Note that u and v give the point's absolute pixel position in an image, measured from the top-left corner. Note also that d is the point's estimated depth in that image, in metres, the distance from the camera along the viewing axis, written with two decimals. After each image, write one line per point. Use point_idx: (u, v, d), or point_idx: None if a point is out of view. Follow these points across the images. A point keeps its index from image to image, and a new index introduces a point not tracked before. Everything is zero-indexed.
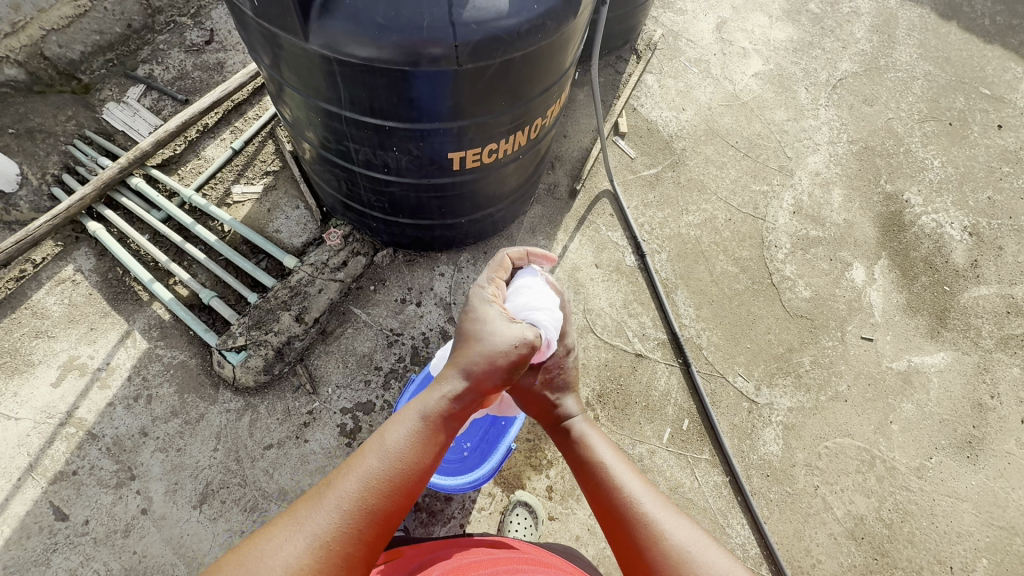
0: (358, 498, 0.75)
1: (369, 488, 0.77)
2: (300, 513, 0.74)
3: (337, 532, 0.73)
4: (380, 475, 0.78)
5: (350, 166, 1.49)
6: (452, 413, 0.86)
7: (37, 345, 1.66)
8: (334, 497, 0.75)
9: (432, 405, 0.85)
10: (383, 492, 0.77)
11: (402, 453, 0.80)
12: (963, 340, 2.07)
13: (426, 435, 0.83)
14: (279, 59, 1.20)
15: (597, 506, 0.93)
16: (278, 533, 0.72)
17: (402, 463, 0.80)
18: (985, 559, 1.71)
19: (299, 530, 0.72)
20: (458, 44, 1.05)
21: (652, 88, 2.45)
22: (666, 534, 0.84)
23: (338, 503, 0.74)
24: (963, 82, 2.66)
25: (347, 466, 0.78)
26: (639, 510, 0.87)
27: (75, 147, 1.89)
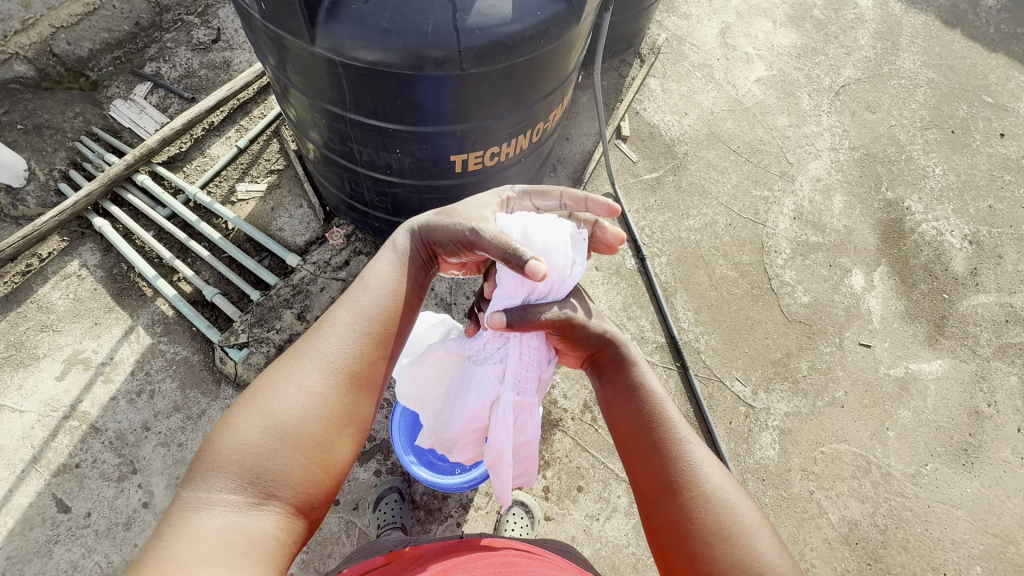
0: (319, 381, 0.73)
1: (328, 371, 0.74)
2: (255, 400, 0.70)
3: (301, 415, 0.70)
4: (337, 358, 0.76)
5: (353, 167, 1.51)
6: (400, 297, 0.86)
7: (42, 339, 1.68)
8: (292, 382, 0.72)
9: (376, 289, 0.85)
10: (347, 377, 0.75)
11: (358, 335, 0.79)
12: (961, 348, 2.08)
13: (379, 317, 0.82)
14: (285, 61, 1.22)
15: (629, 432, 0.85)
16: (237, 420, 0.68)
17: (358, 345, 0.78)
18: (979, 566, 1.72)
19: (260, 414, 0.68)
20: (462, 50, 1.06)
21: (655, 92, 2.46)
22: (702, 478, 0.77)
23: (299, 386, 0.72)
24: (966, 90, 2.67)
25: (297, 349, 0.76)
26: (679, 448, 0.80)
27: (82, 143, 1.91)
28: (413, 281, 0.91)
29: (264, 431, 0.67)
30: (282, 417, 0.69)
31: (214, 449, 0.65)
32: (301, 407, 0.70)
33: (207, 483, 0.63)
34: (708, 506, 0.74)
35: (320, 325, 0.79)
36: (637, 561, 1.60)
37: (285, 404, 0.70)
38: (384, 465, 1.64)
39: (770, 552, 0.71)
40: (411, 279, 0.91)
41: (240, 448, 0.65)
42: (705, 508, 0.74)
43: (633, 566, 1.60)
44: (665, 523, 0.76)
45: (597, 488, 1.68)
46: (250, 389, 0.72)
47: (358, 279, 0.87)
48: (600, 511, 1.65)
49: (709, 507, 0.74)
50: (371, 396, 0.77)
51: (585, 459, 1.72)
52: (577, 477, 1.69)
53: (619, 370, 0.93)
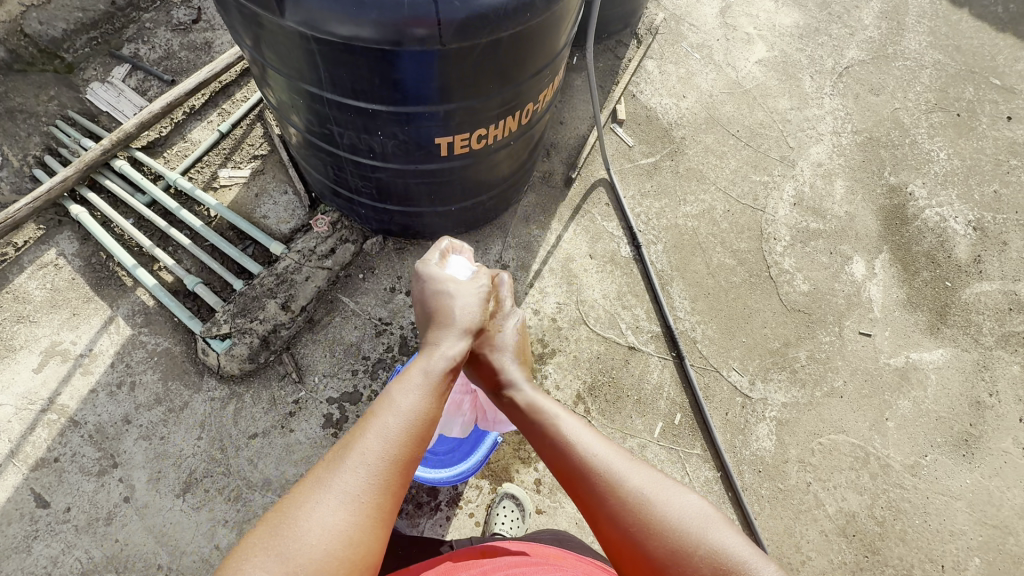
0: (339, 518, 0.63)
1: (352, 504, 0.65)
2: (271, 541, 0.60)
3: (324, 557, 0.59)
4: (360, 488, 0.66)
5: (335, 150, 1.44)
6: (425, 418, 0.77)
7: (19, 330, 1.63)
8: (312, 514, 0.62)
9: (405, 409, 0.76)
10: (368, 510, 0.66)
11: (380, 462, 0.69)
12: (963, 337, 2.03)
13: (404, 441, 0.73)
14: (257, 37, 1.15)
15: (551, 470, 0.82)
16: (247, 564, 0.58)
17: (382, 477, 0.68)
18: (978, 558, 1.70)
19: (278, 558, 0.58)
20: (442, 22, 1.00)
21: (652, 74, 2.39)
22: (621, 479, 0.74)
23: (321, 524, 0.62)
24: (972, 72, 2.59)
25: (315, 482, 0.66)
26: (590, 463, 0.77)
27: (57, 128, 1.84)
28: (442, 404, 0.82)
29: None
30: (300, 561, 0.58)
31: None
32: (321, 548, 0.60)
33: None
34: (637, 506, 0.71)
35: (338, 453, 0.69)
36: None
37: (306, 540, 0.60)
38: None
39: (716, 535, 0.67)
40: (437, 404, 0.81)
41: None
42: (636, 508, 0.71)
43: None
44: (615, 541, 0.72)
45: None
46: (266, 524, 0.62)
47: (381, 402, 0.77)
48: None
49: (638, 507, 0.71)
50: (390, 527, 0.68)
51: None
52: None
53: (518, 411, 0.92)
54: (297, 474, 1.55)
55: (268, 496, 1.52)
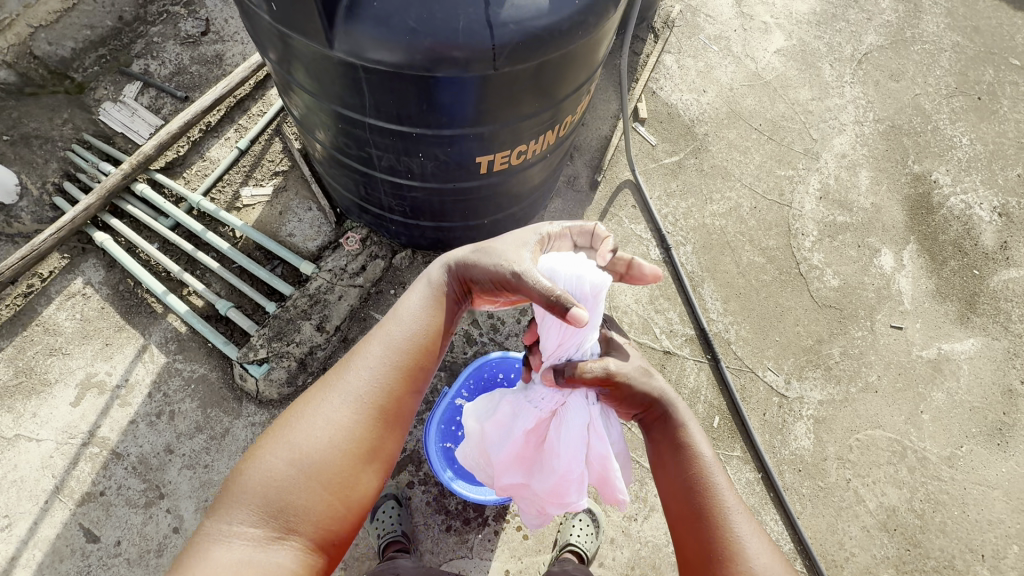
0: (340, 420, 0.87)
1: (355, 406, 0.89)
2: (287, 431, 0.86)
3: (326, 448, 0.85)
4: (361, 392, 0.90)
5: (369, 171, 1.41)
6: (425, 334, 0.96)
7: (52, 363, 1.61)
8: (319, 414, 0.87)
9: (402, 333, 0.95)
10: (364, 416, 0.88)
11: (378, 373, 0.91)
12: (993, 326, 2.03)
13: (402, 354, 0.94)
14: (296, 63, 1.11)
15: (672, 493, 0.92)
16: (269, 448, 0.85)
17: (378, 383, 0.91)
18: (1016, 546, 1.72)
19: (289, 446, 0.85)
20: (496, 47, 0.96)
21: (670, 69, 2.35)
22: (746, 553, 0.83)
23: (324, 422, 0.87)
24: (991, 53, 2.55)
25: (325, 385, 0.91)
26: (724, 521, 0.85)
27: (73, 152, 1.80)
28: (442, 315, 1.00)
29: (296, 463, 0.83)
30: (305, 451, 0.84)
31: (249, 477, 0.83)
32: (323, 442, 0.85)
33: (231, 515, 0.80)
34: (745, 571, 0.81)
35: (349, 359, 0.94)
36: None
37: (312, 434, 0.85)
38: (417, 477, 1.61)
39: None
40: (439, 316, 0.99)
41: (267, 481, 0.82)
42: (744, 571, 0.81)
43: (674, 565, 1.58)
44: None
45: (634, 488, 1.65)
46: (286, 417, 0.89)
47: (391, 314, 0.98)
48: (637, 511, 1.63)
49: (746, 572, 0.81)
50: (394, 432, 0.91)
51: None
52: None
53: (669, 428, 0.96)
54: None
55: None
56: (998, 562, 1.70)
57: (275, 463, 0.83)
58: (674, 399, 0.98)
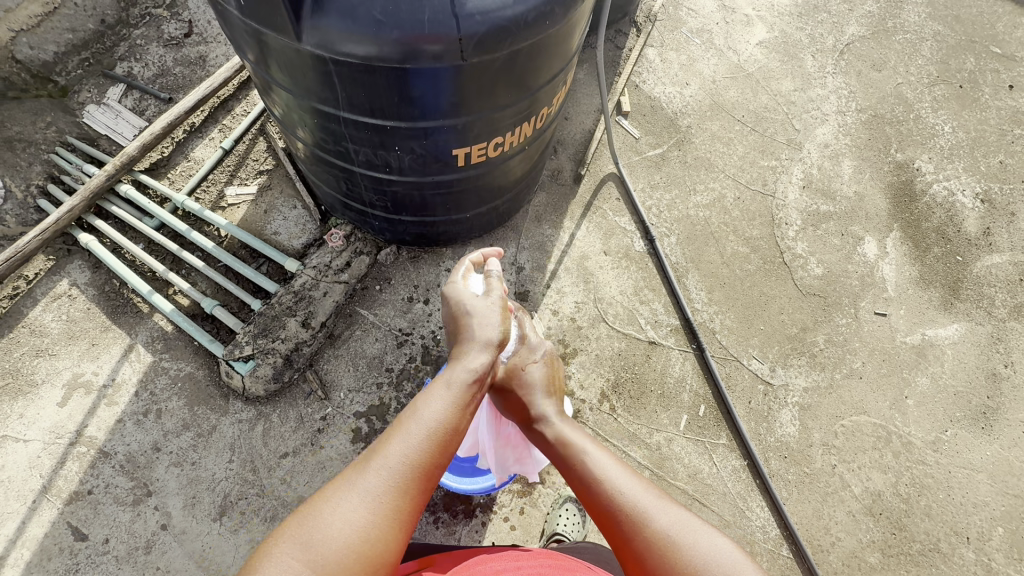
0: (340, 559, 0.61)
1: (360, 549, 0.62)
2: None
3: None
4: (364, 529, 0.64)
5: (349, 167, 1.42)
6: (446, 435, 0.75)
7: (39, 364, 1.62)
8: (304, 555, 0.60)
9: (420, 429, 0.74)
10: (368, 553, 0.63)
11: (387, 496, 0.67)
12: (977, 311, 2.05)
13: (420, 465, 0.71)
14: (269, 59, 1.12)
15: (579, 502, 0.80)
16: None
17: (385, 510, 0.66)
18: (1001, 528, 1.73)
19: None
20: (462, 37, 0.98)
21: (653, 63, 2.36)
22: (647, 517, 0.72)
23: (315, 560, 0.60)
24: (973, 41, 2.57)
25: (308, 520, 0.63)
26: (618, 501, 0.75)
27: (57, 154, 1.81)
28: (471, 414, 0.81)
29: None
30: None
31: None
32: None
33: None
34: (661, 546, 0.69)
35: (348, 478, 0.67)
36: None
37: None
38: None
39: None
40: (462, 417, 0.79)
41: None
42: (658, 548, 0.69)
43: None
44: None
45: None
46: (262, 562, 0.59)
47: (403, 417, 0.75)
48: None
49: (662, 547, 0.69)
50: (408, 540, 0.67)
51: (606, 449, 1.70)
52: None
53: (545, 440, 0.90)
54: None
55: None
56: (983, 543, 1.71)
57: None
58: (544, 406, 0.94)
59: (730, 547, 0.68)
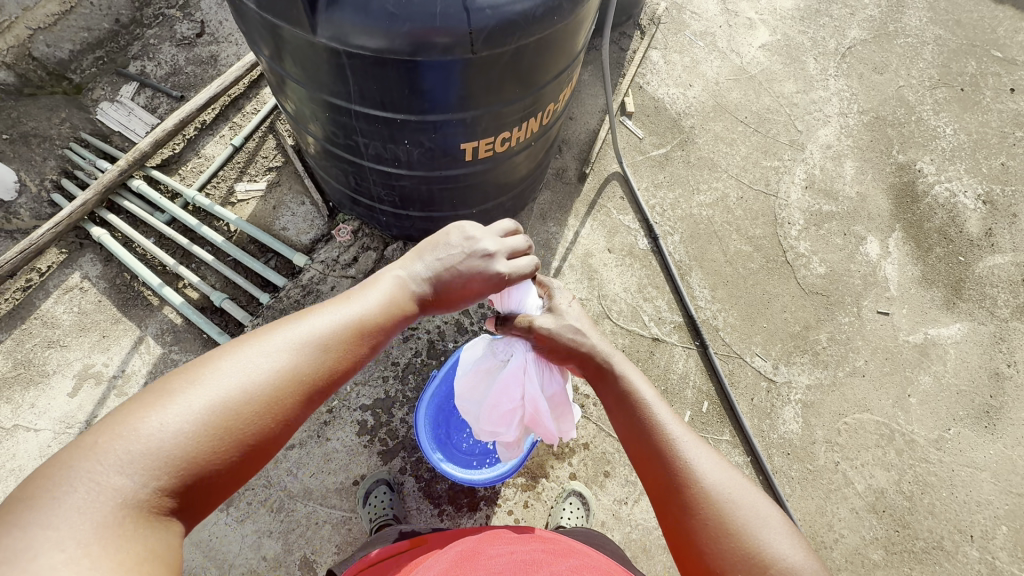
0: (207, 427, 0.59)
1: (224, 427, 0.60)
2: (126, 438, 0.55)
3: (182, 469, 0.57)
4: (239, 413, 0.62)
5: (358, 160, 1.45)
6: (342, 348, 0.74)
7: (51, 355, 1.64)
8: (175, 413, 0.58)
9: (314, 332, 0.72)
10: (240, 437, 0.62)
11: (272, 390, 0.65)
12: (979, 311, 2.06)
13: (306, 374, 0.69)
14: (283, 53, 1.15)
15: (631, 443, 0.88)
16: (84, 463, 0.53)
17: (266, 405, 0.65)
18: (1004, 526, 1.73)
19: (126, 459, 0.54)
20: (473, 31, 1.00)
21: (657, 64, 2.39)
22: (701, 473, 0.79)
23: (181, 420, 0.58)
24: (974, 46, 2.60)
25: (185, 384, 0.60)
26: (679, 452, 0.82)
27: (71, 150, 1.84)
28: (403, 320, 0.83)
29: (146, 480, 0.55)
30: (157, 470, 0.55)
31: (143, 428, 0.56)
32: (182, 461, 0.57)
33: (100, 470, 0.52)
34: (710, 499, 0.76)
35: (221, 361, 0.64)
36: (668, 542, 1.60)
37: (164, 440, 0.56)
38: (408, 463, 1.63)
39: (779, 542, 0.71)
40: (361, 340, 0.76)
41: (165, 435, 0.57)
42: (707, 501, 0.76)
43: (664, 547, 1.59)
44: (680, 529, 0.77)
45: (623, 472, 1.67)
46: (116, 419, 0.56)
47: (287, 321, 0.72)
48: (627, 495, 1.65)
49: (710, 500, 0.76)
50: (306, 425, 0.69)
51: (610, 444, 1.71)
52: (604, 462, 1.68)
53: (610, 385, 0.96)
54: (336, 483, 1.58)
55: (310, 506, 1.55)
56: (987, 542, 1.71)
57: (106, 483, 0.53)
58: (608, 350, 1.00)
59: (775, 512, 0.76)
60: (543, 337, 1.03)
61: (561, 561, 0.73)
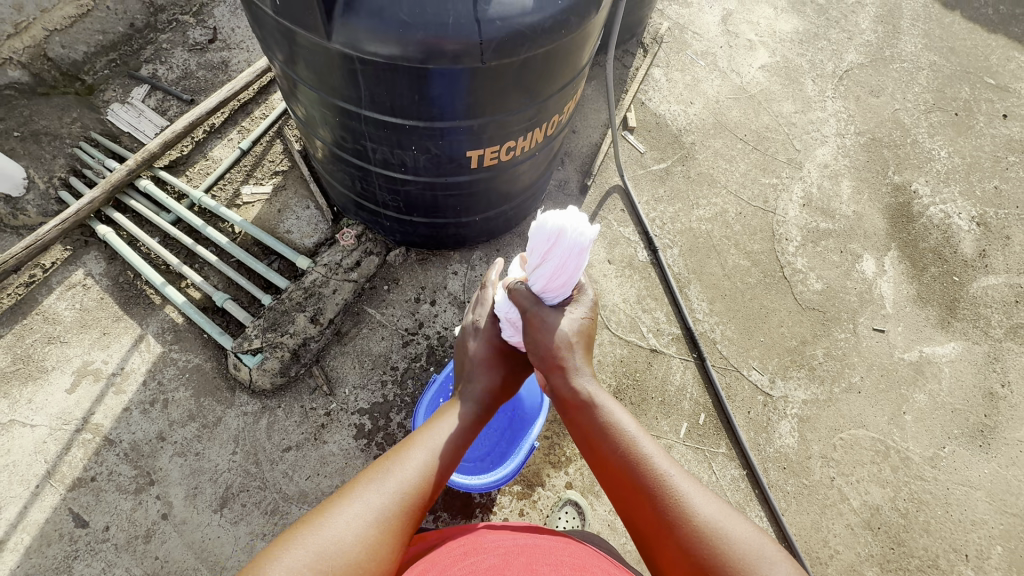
0: (367, 520, 0.74)
1: (380, 521, 0.75)
2: (313, 535, 0.70)
3: (352, 562, 0.69)
4: (387, 509, 0.77)
5: (365, 165, 1.47)
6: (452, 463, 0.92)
7: (50, 351, 1.65)
8: (346, 512, 0.74)
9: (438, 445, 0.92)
10: (392, 527, 0.76)
11: (406, 490, 0.81)
12: (973, 330, 2.08)
13: (427, 478, 0.85)
14: (297, 57, 1.18)
15: (619, 478, 0.90)
16: (287, 555, 0.66)
17: (405, 502, 0.80)
18: (999, 546, 1.73)
19: (314, 552, 0.68)
20: (483, 41, 1.03)
21: (659, 82, 2.45)
22: (693, 509, 0.81)
23: (356, 522, 0.73)
24: (967, 72, 2.66)
25: (351, 494, 0.77)
26: (670, 488, 0.84)
27: (81, 149, 1.87)
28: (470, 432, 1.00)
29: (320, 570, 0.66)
30: (334, 558, 0.68)
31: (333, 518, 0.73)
32: (352, 553, 0.70)
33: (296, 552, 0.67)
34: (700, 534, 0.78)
35: (371, 475, 0.82)
36: None
37: (337, 533, 0.71)
38: None
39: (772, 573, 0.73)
40: (457, 445, 0.96)
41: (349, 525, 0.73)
42: (696, 534, 0.78)
43: None
44: (676, 557, 0.80)
45: None
46: (304, 521, 0.72)
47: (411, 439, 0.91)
48: None
49: (700, 535, 0.78)
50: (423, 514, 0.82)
51: None
52: None
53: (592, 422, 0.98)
54: (332, 487, 1.57)
55: (304, 509, 1.53)
56: (981, 562, 1.71)
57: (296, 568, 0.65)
58: (588, 385, 1.02)
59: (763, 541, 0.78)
60: (534, 323, 1.05)
61: (561, 548, 0.80)
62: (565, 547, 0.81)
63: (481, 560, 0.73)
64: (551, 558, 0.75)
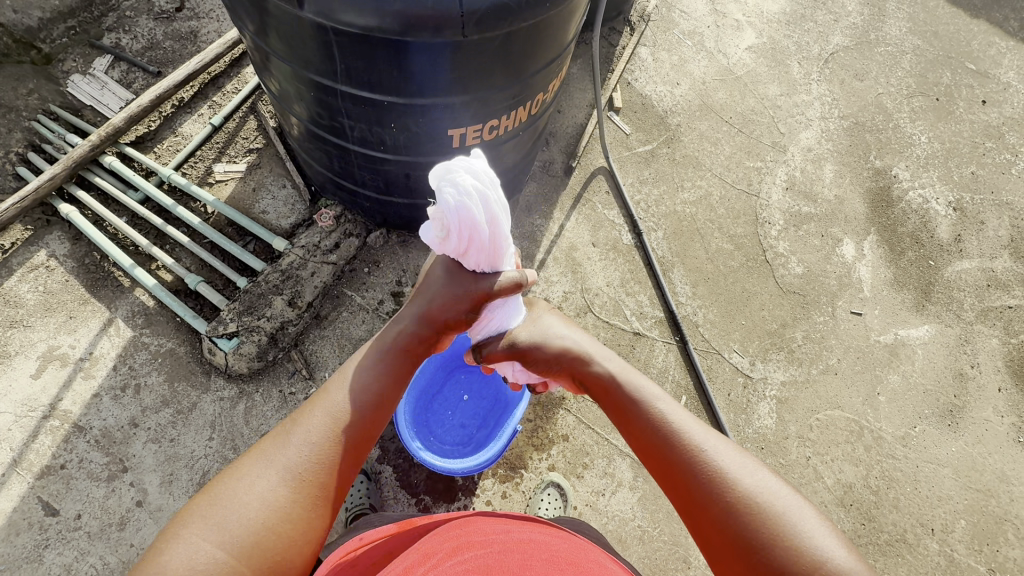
0: (274, 479, 0.76)
1: (289, 479, 0.77)
2: (212, 509, 0.72)
3: (255, 527, 0.71)
4: (300, 466, 0.79)
5: (342, 143, 1.42)
6: (371, 406, 0.91)
7: (13, 335, 1.58)
8: (255, 482, 0.75)
9: (352, 391, 0.91)
10: (306, 486, 0.78)
11: (322, 442, 0.83)
12: (946, 313, 2.13)
13: (343, 423, 0.86)
14: (268, 27, 1.12)
15: (649, 453, 0.93)
16: (187, 530, 0.69)
17: (325, 457, 0.82)
18: (964, 520, 1.80)
19: (215, 524, 0.70)
20: (464, 14, 0.98)
21: (645, 62, 2.41)
22: (731, 477, 0.82)
23: (262, 490, 0.75)
24: (949, 57, 2.67)
25: (260, 453, 0.79)
26: (706, 461, 0.85)
27: (39, 123, 1.77)
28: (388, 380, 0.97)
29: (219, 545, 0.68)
30: (235, 529, 0.70)
31: (239, 490, 0.74)
32: (254, 517, 0.72)
33: (197, 525, 0.69)
34: (746, 504, 0.78)
35: (286, 429, 0.84)
36: (644, 533, 1.62)
37: (241, 505, 0.72)
38: (386, 452, 1.62)
39: (821, 539, 0.73)
40: (382, 385, 0.96)
41: (254, 493, 0.74)
42: (742, 506, 0.78)
43: (640, 538, 1.61)
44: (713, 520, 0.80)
45: (601, 464, 1.68)
46: (209, 491, 0.75)
47: (330, 384, 0.92)
48: (605, 486, 1.66)
49: (745, 505, 0.78)
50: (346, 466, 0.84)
51: (589, 436, 1.71)
52: (582, 454, 1.68)
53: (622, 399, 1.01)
54: None
55: None
56: (946, 535, 1.77)
57: (199, 543, 0.67)
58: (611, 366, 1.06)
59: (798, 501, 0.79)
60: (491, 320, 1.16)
61: (558, 542, 0.78)
62: (561, 538, 0.80)
63: (472, 557, 0.69)
64: (545, 554, 0.72)
